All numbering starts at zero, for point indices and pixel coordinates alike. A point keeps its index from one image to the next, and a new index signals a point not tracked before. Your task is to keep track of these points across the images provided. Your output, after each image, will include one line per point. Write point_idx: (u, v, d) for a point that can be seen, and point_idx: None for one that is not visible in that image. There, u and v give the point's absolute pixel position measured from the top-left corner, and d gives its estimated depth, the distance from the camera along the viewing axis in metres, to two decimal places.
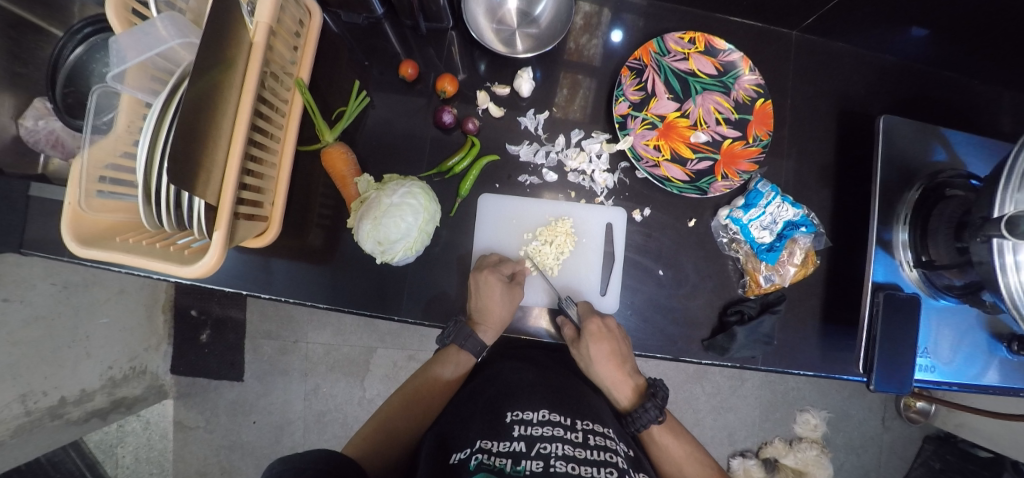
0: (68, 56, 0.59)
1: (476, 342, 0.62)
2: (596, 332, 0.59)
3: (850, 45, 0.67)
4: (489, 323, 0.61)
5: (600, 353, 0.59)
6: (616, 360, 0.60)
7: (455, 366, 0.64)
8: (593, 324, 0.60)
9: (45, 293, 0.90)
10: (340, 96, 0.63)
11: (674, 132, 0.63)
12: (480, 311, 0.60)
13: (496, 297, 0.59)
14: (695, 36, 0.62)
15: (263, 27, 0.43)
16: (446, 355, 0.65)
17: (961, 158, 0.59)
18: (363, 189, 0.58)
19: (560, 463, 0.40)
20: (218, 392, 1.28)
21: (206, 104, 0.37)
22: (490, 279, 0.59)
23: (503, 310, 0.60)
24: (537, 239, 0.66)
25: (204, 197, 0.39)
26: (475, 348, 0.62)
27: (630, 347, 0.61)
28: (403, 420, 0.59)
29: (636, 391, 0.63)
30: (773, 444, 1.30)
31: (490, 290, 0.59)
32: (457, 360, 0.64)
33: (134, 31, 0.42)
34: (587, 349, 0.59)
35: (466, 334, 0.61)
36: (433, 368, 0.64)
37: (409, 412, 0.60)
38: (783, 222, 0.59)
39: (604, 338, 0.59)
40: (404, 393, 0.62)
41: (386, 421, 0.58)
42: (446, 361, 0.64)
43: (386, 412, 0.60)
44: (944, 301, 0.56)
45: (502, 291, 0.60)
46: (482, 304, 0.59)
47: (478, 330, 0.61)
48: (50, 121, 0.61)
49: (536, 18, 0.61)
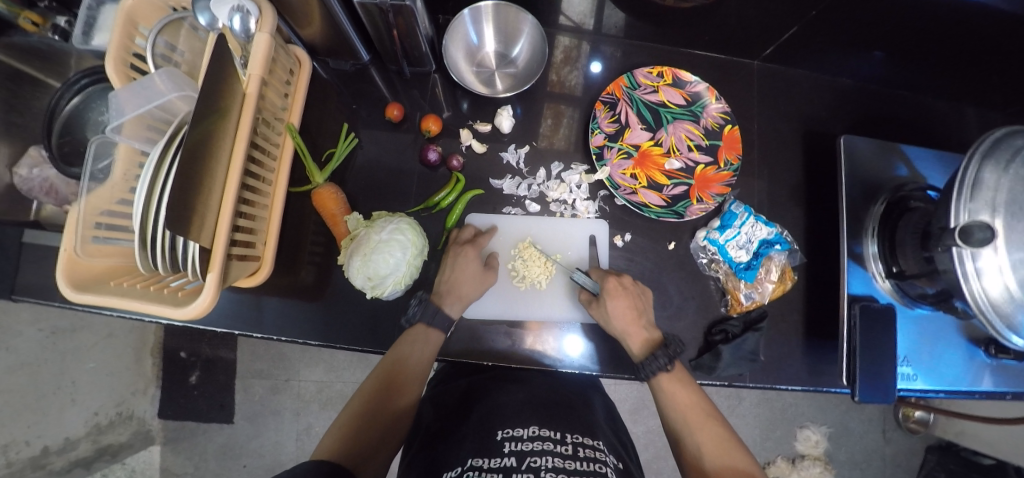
0: (64, 106, 0.61)
1: (444, 317, 0.59)
2: (613, 289, 0.59)
3: (809, 72, 0.72)
4: (454, 294, 0.60)
5: (619, 310, 0.57)
6: (635, 316, 0.58)
7: (423, 347, 0.57)
8: (609, 281, 0.59)
9: (30, 340, 0.96)
10: (330, 139, 0.65)
11: (649, 161, 0.66)
12: (448, 283, 0.60)
13: (465, 272, 0.61)
14: (663, 71, 0.67)
15: (256, 78, 0.46)
16: (412, 337, 0.58)
17: (921, 172, 0.62)
18: (352, 226, 0.60)
19: (549, 475, 0.42)
20: (206, 436, 1.23)
21: (203, 151, 0.39)
22: (467, 253, 0.62)
23: (472, 291, 0.61)
24: (522, 255, 0.68)
25: (199, 241, 0.40)
26: (446, 325, 0.59)
27: (647, 303, 0.60)
28: (379, 407, 0.55)
29: (649, 344, 0.58)
30: (776, 463, 1.29)
31: (460, 261, 0.61)
32: (428, 339, 0.58)
33: (132, 86, 0.46)
34: (605, 306, 0.58)
35: (433, 309, 0.59)
36: (402, 350, 0.57)
37: (382, 400, 0.56)
38: (758, 241, 0.62)
39: (622, 295, 0.58)
40: (376, 380, 0.57)
41: (356, 419, 0.54)
42: (413, 342, 0.57)
43: (359, 405, 0.56)
44: (919, 310, 0.58)
45: (475, 272, 0.61)
46: (452, 276, 0.60)
47: (444, 304, 0.59)
48: (44, 169, 0.62)
49: (513, 59, 0.67)
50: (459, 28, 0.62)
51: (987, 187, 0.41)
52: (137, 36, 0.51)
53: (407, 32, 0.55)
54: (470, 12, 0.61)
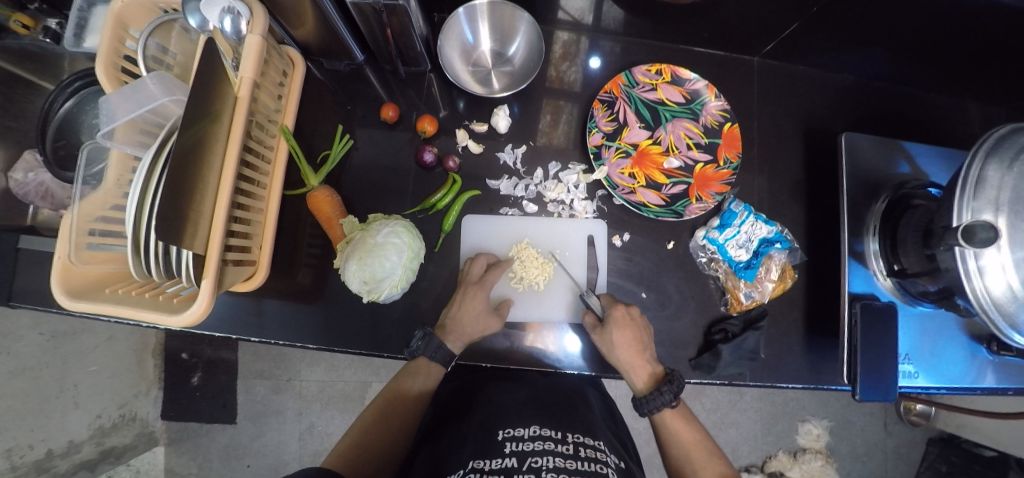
0: (57, 109, 0.61)
1: (447, 352, 0.58)
2: (619, 319, 0.58)
3: (810, 67, 0.71)
4: (458, 332, 0.58)
5: (623, 341, 0.57)
6: (639, 348, 0.57)
7: (425, 378, 0.59)
8: (617, 311, 0.58)
9: (32, 344, 0.90)
10: (324, 140, 0.65)
11: (648, 159, 0.66)
12: (453, 320, 0.58)
13: (471, 312, 0.59)
14: (662, 68, 0.66)
15: (247, 81, 0.46)
16: (414, 367, 0.59)
17: (923, 169, 0.62)
18: (347, 230, 0.59)
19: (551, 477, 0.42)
20: (210, 436, 1.25)
21: (192, 157, 0.38)
22: (476, 295, 0.59)
23: (475, 329, 0.59)
24: (519, 258, 0.67)
25: (191, 248, 0.40)
26: (447, 359, 0.58)
27: (650, 335, 0.59)
28: (383, 429, 0.57)
29: (653, 378, 0.58)
30: (777, 458, 1.29)
31: (469, 300, 0.59)
32: (428, 370, 0.59)
33: (124, 90, 0.45)
34: (608, 336, 0.57)
35: (435, 343, 0.58)
36: (404, 379, 0.60)
37: (386, 421, 0.58)
38: (759, 239, 0.62)
39: (627, 325, 0.58)
40: (380, 401, 0.60)
41: (360, 436, 0.56)
42: (416, 373, 0.59)
43: (363, 424, 0.58)
44: (920, 307, 0.58)
45: (478, 311, 0.59)
46: (457, 313, 0.58)
47: (448, 340, 0.58)
48: (39, 173, 0.62)
49: (510, 58, 0.66)
50: (455, 27, 0.61)
51: (990, 185, 0.40)
52: (127, 38, 0.51)
53: (400, 31, 0.54)
54: (465, 11, 0.60)
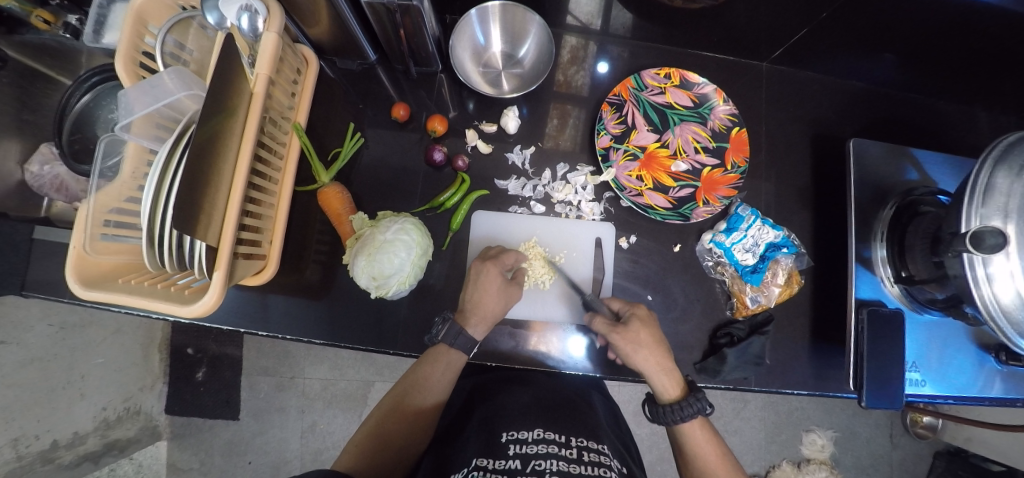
0: (74, 104, 0.62)
1: (467, 339, 0.58)
2: (642, 316, 0.58)
3: (818, 73, 0.71)
4: (478, 315, 0.58)
5: (649, 341, 0.56)
6: (663, 349, 0.57)
7: (445, 367, 0.58)
8: (640, 310, 0.59)
9: (41, 335, 0.91)
10: (335, 138, 0.66)
11: (656, 162, 0.66)
12: (473, 303, 0.58)
13: (490, 290, 0.59)
14: (671, 72, 0.67)
15: (263, 78, 0.46)
16: (433, 357, 0.58)
17: (932, 176, 0.62)
18: (357, 226, 0.60)
19: None
20: (213, 432, 1.25)
21: (209, 150, 0.39)
22: (489, 271, 0.59)
23: (496, 307, 0.59)
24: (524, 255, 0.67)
25: (204, 240, 0.40)
26: (467, 346, 0.58)
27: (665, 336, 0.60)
28: (400, 426, 0.57)
29: (682, 388, 0.57)
30: (781, 467, 1.28)
31: (486, 281, 0.59)
32: (449, 360, 0.58)
33: (141, 84, 0.46)
34: (635, 333, 0.56)
35: (456, 330, 0.57)
36: (421, 369, 0.58)
37: (400, 416, 0.57)
38: (765, 244, 0.62)
39: (650, 325, 0.58)
40: (395, 395, 0.58)
41: (380, 427, 0.56)
42: (435, 361, 0.58)
43: (378, 416, 0.57)
44: (928, 315, 0.57)
45: (498, 288, 0.59)
46: (476, 295, 0.58)
47: (469, 326, 0.58)
48: (55, 166, 0.64)
49: (520, 59, 0.67)
50: (466, 28, 0.62)
51: (999, 192, 0.40)
52: (146, 34, 0.51)
53: (413, 32, 0.55)
54: (476, 12, 0.61)
